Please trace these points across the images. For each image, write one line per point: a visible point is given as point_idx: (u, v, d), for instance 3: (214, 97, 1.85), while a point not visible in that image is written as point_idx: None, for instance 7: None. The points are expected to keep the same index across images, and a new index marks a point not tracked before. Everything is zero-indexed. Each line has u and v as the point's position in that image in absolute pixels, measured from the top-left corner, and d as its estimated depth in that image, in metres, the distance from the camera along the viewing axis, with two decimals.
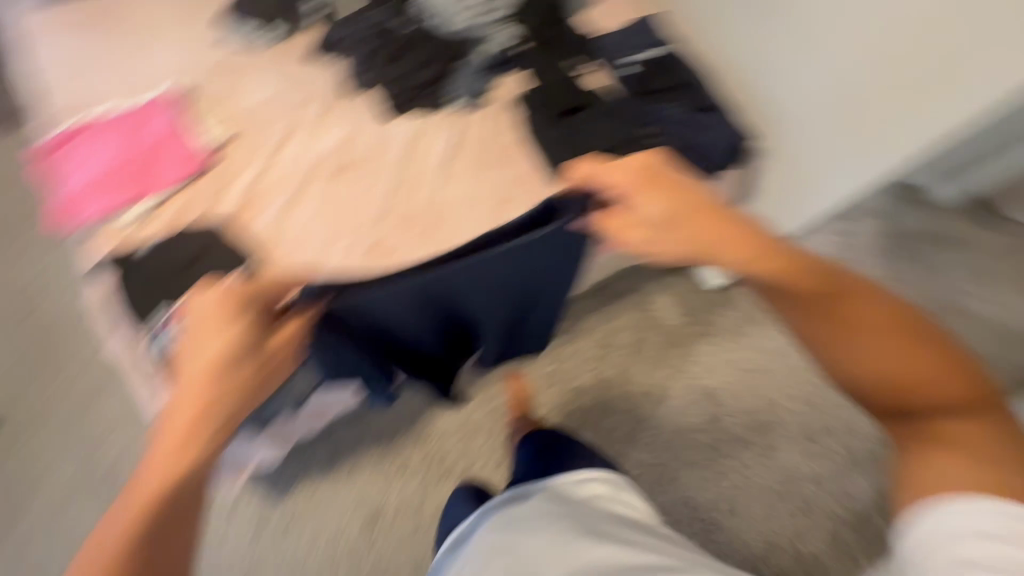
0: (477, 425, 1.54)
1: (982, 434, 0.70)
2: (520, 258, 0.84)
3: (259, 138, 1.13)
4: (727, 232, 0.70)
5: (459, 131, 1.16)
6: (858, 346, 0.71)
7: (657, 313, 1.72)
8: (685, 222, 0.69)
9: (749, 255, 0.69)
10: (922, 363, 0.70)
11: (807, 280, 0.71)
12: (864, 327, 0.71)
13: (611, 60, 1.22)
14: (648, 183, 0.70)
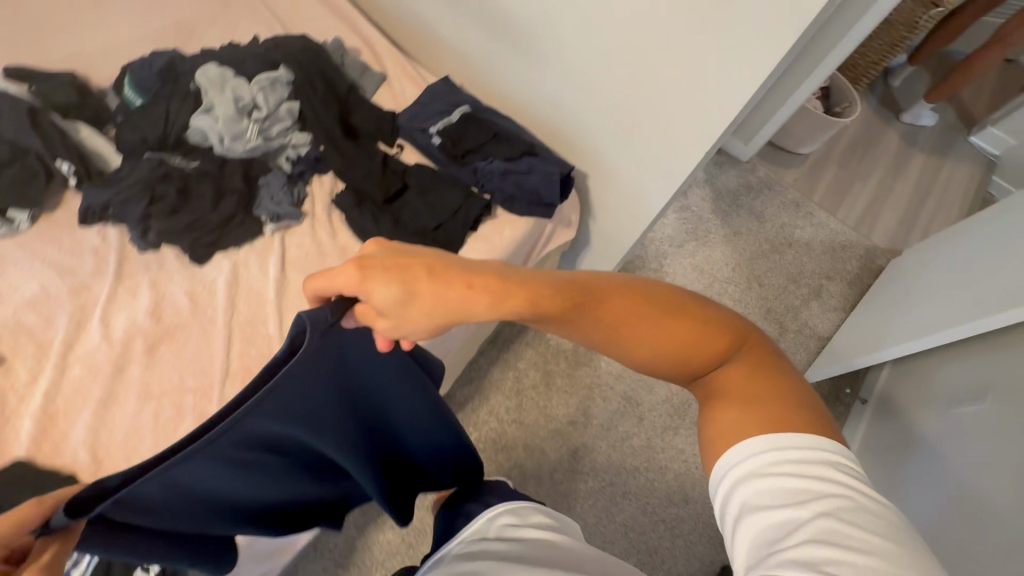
0: (419, 529, 1.42)
1: (758, 381, 0.63)
2: (296, 382, 0.66)
3: (40, 339, 0.94)
4: (463, 288, 0.57)
5: (285, 254, 1.08)
6: (633, 336, 0.62)
7: (553, 341, 1.74)
8: (418, 296, 0.56)
9: (490, 304, 0.57)
10: (698, 335, 0.63)
11: (559, 305, 0.59)
12: (632, 318, 0.62)
13: (416, 130, 1.23)
14: (365, 275, 0.56)
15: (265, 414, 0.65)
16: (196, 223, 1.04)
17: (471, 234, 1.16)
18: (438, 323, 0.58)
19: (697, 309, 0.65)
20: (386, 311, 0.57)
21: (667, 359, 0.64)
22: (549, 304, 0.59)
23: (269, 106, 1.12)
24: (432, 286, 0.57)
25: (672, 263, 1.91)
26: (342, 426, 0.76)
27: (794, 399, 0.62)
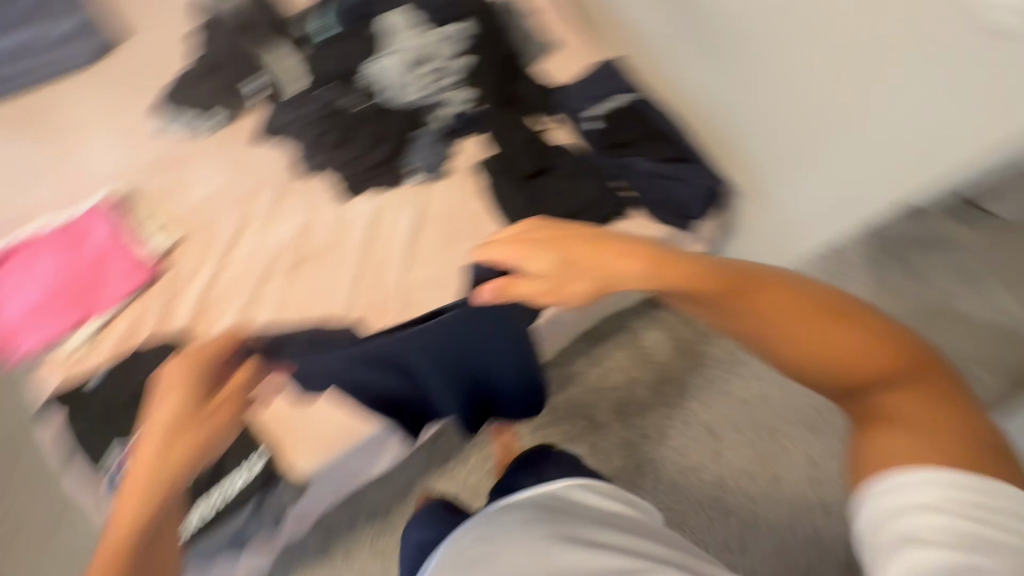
0: (474, 489, 1.49)
1: (935, 411, 0.57)
2: (451, 333, 0.72)
3: (210, 235, 1.07)
4: (622, 254, 0.57)
5: (423, 207, 1.11)
6: (791, 341, 0.57)
7: (647, 351, 1.67)
8: (577, 264, 0.57)
9: (646, 272, 0.57)
10: (868, 348, 0.57)
11: (703, 285, 0.57)
12: (796, 325, 0.56)
13: (575, 110, 1.19)
14: (523, 245, 0.58)
15: (417, 345, 0.73)
16: (354, 159, 1.10)
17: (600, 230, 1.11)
18: (595, 288, 0.58)
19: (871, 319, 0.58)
20: (541, 281, 0.58)
21: (823, 372, 0.58)
22: (699, 284, 0.57)
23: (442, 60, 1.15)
24: (591, 254, 0.57)
25: None
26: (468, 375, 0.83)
27: (958, 442, 0.54)
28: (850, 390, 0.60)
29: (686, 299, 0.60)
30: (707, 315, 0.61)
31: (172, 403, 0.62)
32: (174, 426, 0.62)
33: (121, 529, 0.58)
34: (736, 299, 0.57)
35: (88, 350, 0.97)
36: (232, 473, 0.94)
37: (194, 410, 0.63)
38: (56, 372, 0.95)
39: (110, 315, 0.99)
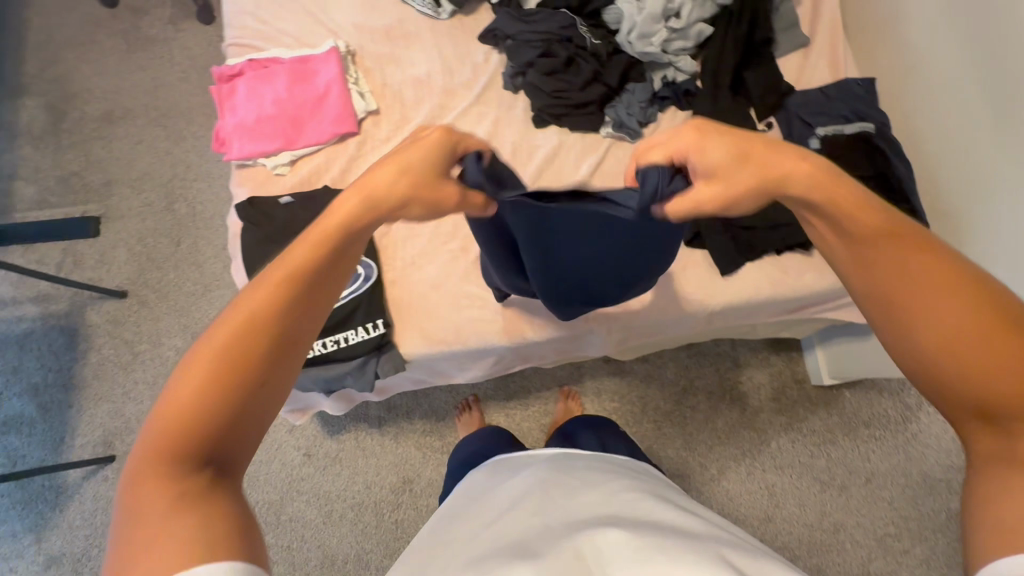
0: (523, 434, 1.55)
1: None
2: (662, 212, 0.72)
3: (405, 112, 1.12)
4: (795, 162, 0.58)
5: (603, 161, 1.08)
6: (909, 309, 0.52)
7: (743, 389, 1.59)
8: (749, 158, 0.58)
9: (809, 178, 0.57)
10: (1010, 362, 0.48)
11: (867, 222, 0.56)
12: (919, 290, 0.52)
13: (798, 119, 1.08)
14: (704, 129, 0.60)
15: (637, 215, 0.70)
16: (560, 93, 1.07)
17: (769, 255, 1.06)
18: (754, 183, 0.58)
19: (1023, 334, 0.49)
20: (702, 162, 0.60)
21: (937, 365, 0.51)
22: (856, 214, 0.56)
23: (689, 19, 1.04)
24: (763, 151, 0.58)
25: (926, 415, 1.57)
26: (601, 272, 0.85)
27: None
28: (979, 412, 0.50)
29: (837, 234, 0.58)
30: (843, 263, 0.58)
31: (423, 157, 0.62)
32: (412, 172, 0.61)
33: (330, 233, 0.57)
34: (874, 251, 0.55)
35: (281, 174, 1.06)
36: (352, 328, 0.98)
37: (427, 181, 0.61)
38: (250, 183, 1.06)
39: (306, 152, 1.07)
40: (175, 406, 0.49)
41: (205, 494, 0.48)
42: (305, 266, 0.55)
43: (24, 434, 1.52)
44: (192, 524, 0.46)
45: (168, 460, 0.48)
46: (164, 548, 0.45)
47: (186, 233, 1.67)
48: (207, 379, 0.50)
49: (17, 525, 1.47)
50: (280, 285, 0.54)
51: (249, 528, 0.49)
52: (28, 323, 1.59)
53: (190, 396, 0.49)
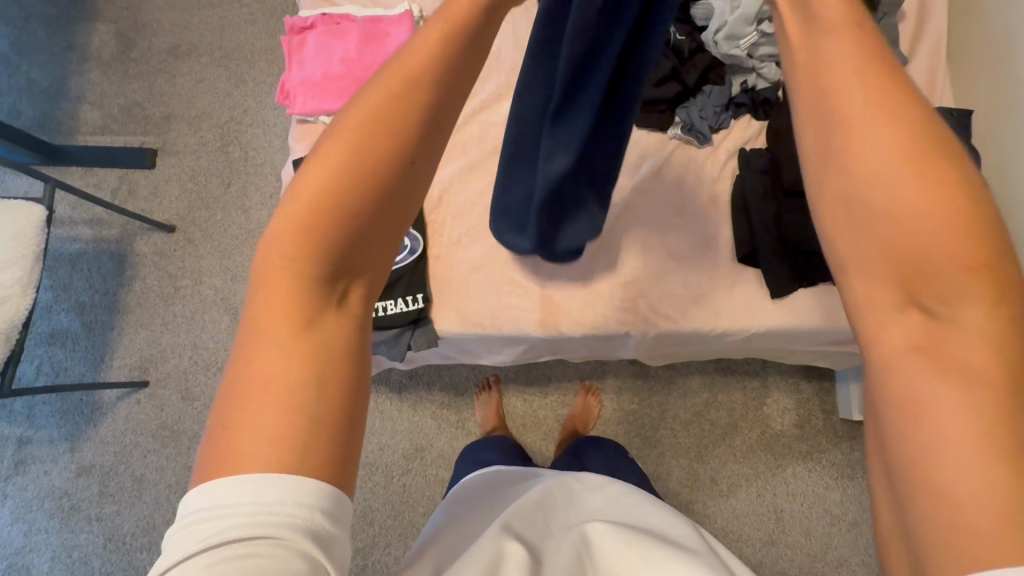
0: (538, 422, 1.56)
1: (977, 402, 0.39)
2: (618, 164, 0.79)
3: None
4: None
5: (665, 163, 1.05)
6: (869, 154, 0.41)
7: (767, 412, 1.56)
8: None
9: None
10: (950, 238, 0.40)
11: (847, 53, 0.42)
12: (861, 131, 0.41)
13: None
14: None
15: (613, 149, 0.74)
16: None
17: (824, 284, 1.01)
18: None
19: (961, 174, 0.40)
20: None
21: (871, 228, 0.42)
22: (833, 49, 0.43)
23: None
24: None
25: None
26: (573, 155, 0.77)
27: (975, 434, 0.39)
28: (906, 293, 0.42)
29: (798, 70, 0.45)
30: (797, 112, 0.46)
31: None
32: None
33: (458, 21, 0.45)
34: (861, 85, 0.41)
35: None
36: (390, 298, 0.99)
37: None
38: (309, 139, 1.06)
39: None
40: (296, 214, 0.44)
41: (320, 318, 0.45)
42: (427, 58, 0.44)
43: (67, 348, 1.60)
44: (307, 357, 0.43)
45: (292, 286, 0.44)
46: (284, 390, 0.42)
47: (237, 177, 1.69)
48: (326, 180, 0.43)
49: (54, 432, 1.56)
50: (401, 77, 0.44)
51: (367, 366, 0.47)
52: (80, 244, 1.66)
53: (313, 217, 0.44)
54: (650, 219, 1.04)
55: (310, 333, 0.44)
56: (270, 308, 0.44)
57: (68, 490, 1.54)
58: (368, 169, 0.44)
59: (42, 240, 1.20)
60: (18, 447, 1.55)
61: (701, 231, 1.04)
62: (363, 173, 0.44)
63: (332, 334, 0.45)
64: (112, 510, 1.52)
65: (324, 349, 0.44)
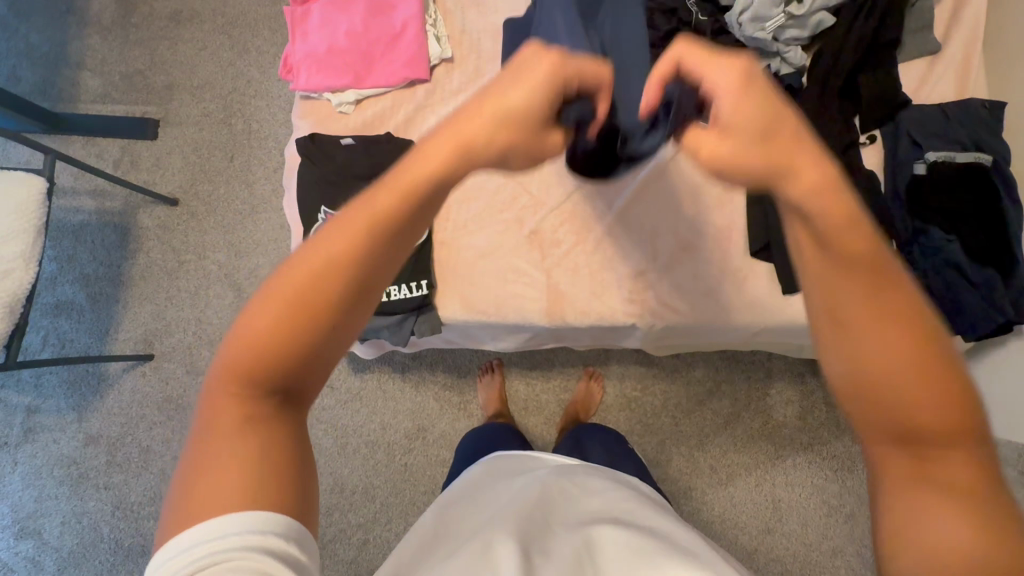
0: (540, 405, 1.56)
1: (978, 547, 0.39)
2: None
3: (480, 64, 1.05)
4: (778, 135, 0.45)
5: (680, 151, 1.02)
6: (861, 318, 0.41)
7: (770, 402, 1.55)
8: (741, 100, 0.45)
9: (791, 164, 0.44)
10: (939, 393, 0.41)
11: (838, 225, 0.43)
12: (854, 299, 0.42)
13: (907, 137, 0.97)
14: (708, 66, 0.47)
15: None
16: None
17: None
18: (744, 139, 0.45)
19: (928, 325, 0.41)
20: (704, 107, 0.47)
21: (869, 406, 0.42)
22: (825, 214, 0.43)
23: (812, 7, 0.92)
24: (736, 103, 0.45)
25: None
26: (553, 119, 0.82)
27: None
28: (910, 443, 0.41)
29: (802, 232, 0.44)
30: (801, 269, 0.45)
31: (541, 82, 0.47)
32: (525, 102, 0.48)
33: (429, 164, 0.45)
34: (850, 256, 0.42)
35: (345, 112, 1.02)
36: (395, 284, 0.97)
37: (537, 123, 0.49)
38: (313, 117, 1.03)
39: (373, 93, 1.02)
40: (249, 335, 0.44)
41: (264, 426, 0.45)
42: (393, 206, 0.45)
43: (73, 319, 1.60)
44: (255, 459, 0.43)
45: (241, 399, 0.44)
46: (235, 471, 0.42)
47: (241, 151, 1.66)
48: (281, 309, 0.43)
49: (61, 402, 1.58)
50: (363, 223, 0.44)
51: (310, 471, 0.47)
52: (84, 216, 1.64)
53: (268, 347, 0.44)
54: (662, 209, 1.01)
55: (253, 436, 0.44)
56: (220, 416, 0.44)
57: (76, 459, 1.56)
58: (322, 304, 0.43)
59: (44, 213, 1.18)
60: (27, 416, 1.58)
61: (714, 222, 1.01)
62: (318, 307, 0.43)
63: (276, 443, 0.45)
64: (120, 479, 1.55)
65: (270, 456, 0.44)
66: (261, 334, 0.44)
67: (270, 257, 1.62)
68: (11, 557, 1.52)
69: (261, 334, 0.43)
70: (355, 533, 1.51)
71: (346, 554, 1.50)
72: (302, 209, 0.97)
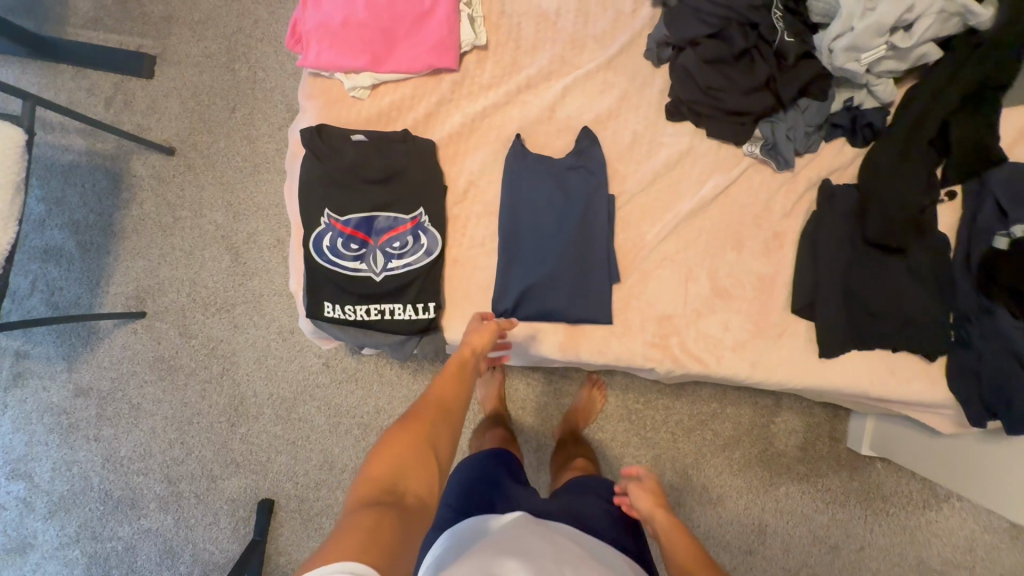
0: (539, 407, 1.52)
1: None
2: None
3: (517, 56, 0.91)
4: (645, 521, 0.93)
5: (732, 184, 0.90)
6: (681, 560, 0.82)
7: (773, 430, 1.51)
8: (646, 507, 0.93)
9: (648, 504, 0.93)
10: None
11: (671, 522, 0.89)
12: (680, 550, 0.83)
13: (995, 203, 0.84)
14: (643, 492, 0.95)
15: None
16: (713, 91, 0.83)
17: (881, 350, 0.90)
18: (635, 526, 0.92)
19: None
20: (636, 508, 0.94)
21: None
22: (663, 519, 0.90)
23: (920, 39, 0.76)
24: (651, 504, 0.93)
25: (950, 507, 1.49)
26: (528, 268, 0.88)
27: None
28: None
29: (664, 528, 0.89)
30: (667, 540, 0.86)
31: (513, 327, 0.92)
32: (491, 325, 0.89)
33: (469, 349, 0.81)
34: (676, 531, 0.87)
35: (358, 98, 0.90)
36: (400, 302, 0.88)
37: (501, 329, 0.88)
38: (322, 99, 0.91)
39: (391, 79, 0.89)
40: (390, 456, 0.62)
41: (393, 509, 0.56)
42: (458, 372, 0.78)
43: (62, 267, 1.53)
44: (382, 522, 0.53)
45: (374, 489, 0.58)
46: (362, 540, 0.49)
47: (244, 101, 1.52)
48: (406, 427, 0.67)
49: (52, 350, 1.54)
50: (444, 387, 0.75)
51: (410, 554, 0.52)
52: (74, 156, 1.53)
53: (401, 455, 0.63)
54: (702, 249, 0.91)
55: (377, 513, 0.54)
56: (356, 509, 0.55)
57: (66, 408, 1.55)
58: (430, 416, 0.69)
59: (26, 163, 1.08)
60: (16, 360, 1.55)
61: (757, 269, 0.91)
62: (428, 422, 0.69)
63: (394, 520, 0.54)
64: (110, 433, 1.55)
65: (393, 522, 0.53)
66: (394, 444, 0.64)
67: (271, 222, 1.53)
68: (3, 496, 1.55)
69: (394, 444, 0.64)
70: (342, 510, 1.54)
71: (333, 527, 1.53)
72: (303, 209, 0.87)
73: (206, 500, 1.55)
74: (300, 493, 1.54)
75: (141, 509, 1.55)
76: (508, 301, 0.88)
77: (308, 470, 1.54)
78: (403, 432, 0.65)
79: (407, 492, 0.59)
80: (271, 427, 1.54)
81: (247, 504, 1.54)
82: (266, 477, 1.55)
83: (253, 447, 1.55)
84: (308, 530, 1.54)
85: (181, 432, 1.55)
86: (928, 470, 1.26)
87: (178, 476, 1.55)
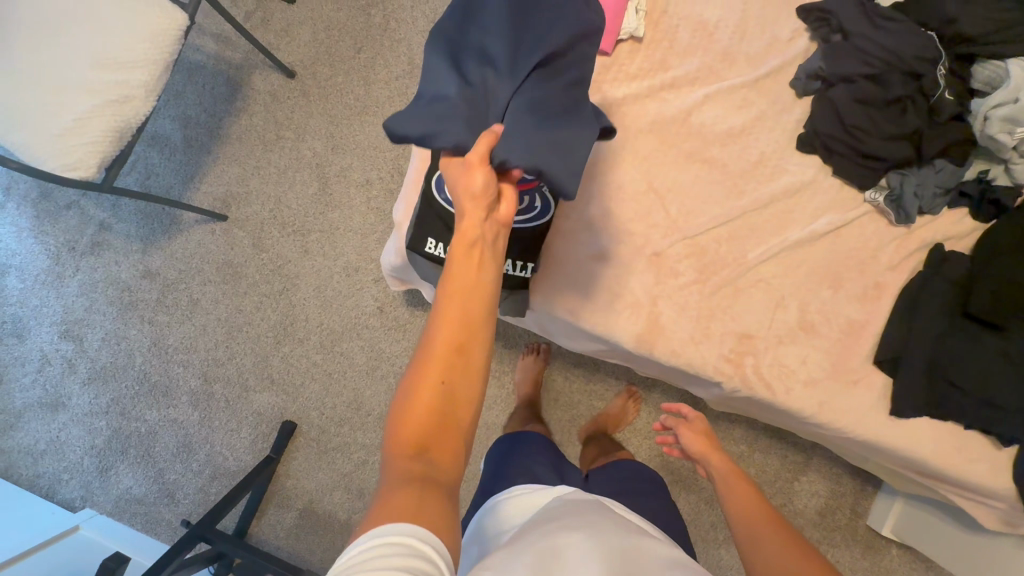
0: (571, 403, 1.53)
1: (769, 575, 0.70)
2: None
3: (668, 56, 0.95)
4: (693, 442, 1.03)
5: (845, 226, 0.91)
6: (728, 488, 0.89)
7: (796, 488, 1.49)
8: (688, 429, 1.05)
9: (696, 437, 1.03)
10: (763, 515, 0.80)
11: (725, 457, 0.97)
12: (729, 478, 0.91)
13: None
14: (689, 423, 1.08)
15: None
16: (855, 130, 0.86)
17: (952, 423, 0.90)
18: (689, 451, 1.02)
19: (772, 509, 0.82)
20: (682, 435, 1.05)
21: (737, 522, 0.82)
22: (713, 449, 1.00)
23: None
24: (698, 437, 1.04)
25: None
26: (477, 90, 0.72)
27: None
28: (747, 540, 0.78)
29: (717, 462, 0.97)
30: (719, 464, 0.96)
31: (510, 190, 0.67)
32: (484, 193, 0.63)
33: (466, 240, 0.61)
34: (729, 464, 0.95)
35: None
36: None
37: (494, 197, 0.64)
38: None
39: None
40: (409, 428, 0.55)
41: (433, 494, 0.51)
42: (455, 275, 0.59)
43: (164, 155, 1.61)
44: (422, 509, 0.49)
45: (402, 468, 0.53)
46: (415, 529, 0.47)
47: (370, 45, 1.59)
48: (414, 386, 0.56)
49: (132, 229, 1.62)
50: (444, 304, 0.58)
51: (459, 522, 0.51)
52: (202, 57, 1.61)
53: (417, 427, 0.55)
54: (800, 281, 0.92)
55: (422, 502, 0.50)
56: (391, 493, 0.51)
57: (131, 286, 1.62)
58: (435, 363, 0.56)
59: (178, 49, 1.15)
60: (97, 231, 1.63)
61: (849, 314, 0.92)
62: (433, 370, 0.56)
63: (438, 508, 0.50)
64: (164, 320, 1.61)
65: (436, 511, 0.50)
66: (409, 412, 0.55)
67: (364, 162, 1.58)
68: (51, 351, 1.62)
69: (409, 411, 0.55)
70: (357, 451, 1.56)
71: (344, 465, 1.56)
72: None
73: (234, 407, 1.59)
74: (323, 425, 1.58)
75: (173, 399, 1.60)
76: (414, 128, 0.67)
77: (336, 404, 1.58)
78: (412, 399, 0.55)
79: (439, 465, 0.54)
80: (313, 354, 1.59)
81: (271, 421, 1.59)
82: (295, 400, 1.59)
83: (292, 369, 1.59)
84: (320, 462, 1.57)
85: (229, 336, 1.60)
86: (952, 564, 1.25)
87: (215, 377, 1.60)
